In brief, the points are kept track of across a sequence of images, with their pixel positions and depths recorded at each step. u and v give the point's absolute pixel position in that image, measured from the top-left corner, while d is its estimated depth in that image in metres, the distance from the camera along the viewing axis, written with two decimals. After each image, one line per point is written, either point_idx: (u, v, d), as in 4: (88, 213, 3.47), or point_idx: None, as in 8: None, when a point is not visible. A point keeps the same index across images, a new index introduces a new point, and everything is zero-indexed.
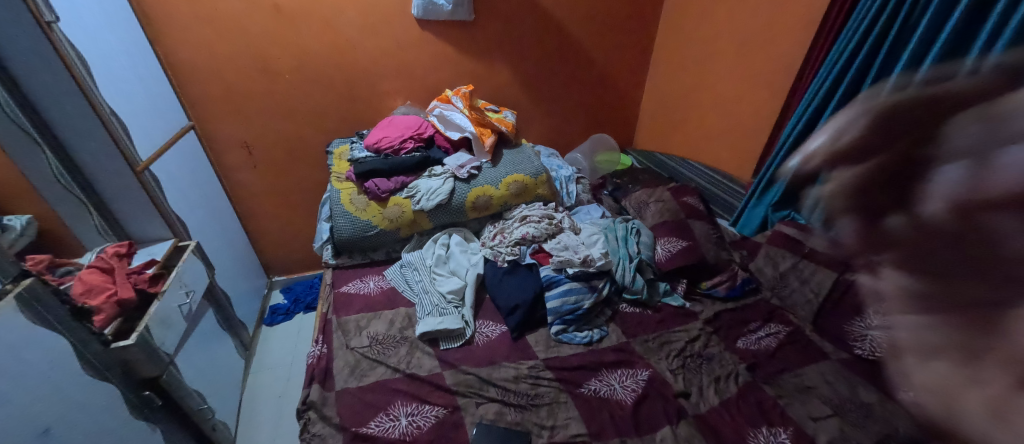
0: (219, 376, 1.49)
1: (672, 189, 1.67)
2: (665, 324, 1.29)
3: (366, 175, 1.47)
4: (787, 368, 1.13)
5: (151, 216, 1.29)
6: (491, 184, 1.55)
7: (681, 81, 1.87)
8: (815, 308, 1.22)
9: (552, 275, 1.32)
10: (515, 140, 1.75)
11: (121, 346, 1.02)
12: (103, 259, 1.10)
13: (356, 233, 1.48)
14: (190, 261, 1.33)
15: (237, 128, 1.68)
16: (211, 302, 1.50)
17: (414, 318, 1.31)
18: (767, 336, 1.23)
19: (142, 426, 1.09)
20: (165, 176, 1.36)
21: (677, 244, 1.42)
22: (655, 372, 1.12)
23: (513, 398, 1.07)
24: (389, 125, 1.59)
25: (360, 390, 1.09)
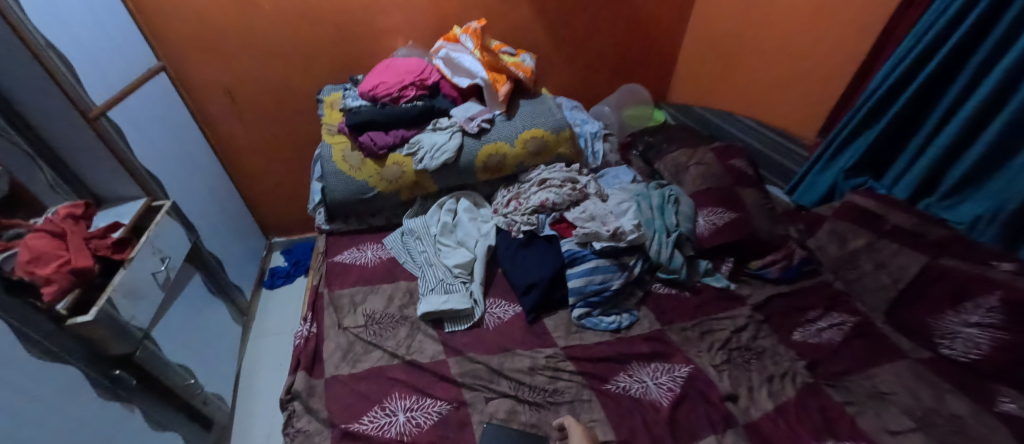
0: (212, 346, 1.39)
1: (717, 149, 1.43)
2: (705, 310, 1.11)
3: (361, 127, 1.27)
4: (854, 369, 0.95)
5: (115, 170, 1.13)
6: (506, 141, 1.33)
7: (735, 19, 1.57)
8: (892, 297, 1.03)
9: (576, 249, 1.14)
10: (534, 89, 1.51)
11: (78, 323, 0.88)
12: (55, 222, 0.94)
13: (350, 195, 1.30)
14: (164, 224, 1.17)
15: (218, 71, 1.48)
16: (199, 268, 1.37)
17: (416, 295, 1.16)
18: (829, 327, 1.04)
19: (116, 408, 0.97)
20: (130, 124, 1.18)
21: (723, 216, 1.20)
22: (697, 369, 0.95)
23: (528, 394, 0.92)
24: (387, 69, 1.36)
25: (352, 379, 0.95)
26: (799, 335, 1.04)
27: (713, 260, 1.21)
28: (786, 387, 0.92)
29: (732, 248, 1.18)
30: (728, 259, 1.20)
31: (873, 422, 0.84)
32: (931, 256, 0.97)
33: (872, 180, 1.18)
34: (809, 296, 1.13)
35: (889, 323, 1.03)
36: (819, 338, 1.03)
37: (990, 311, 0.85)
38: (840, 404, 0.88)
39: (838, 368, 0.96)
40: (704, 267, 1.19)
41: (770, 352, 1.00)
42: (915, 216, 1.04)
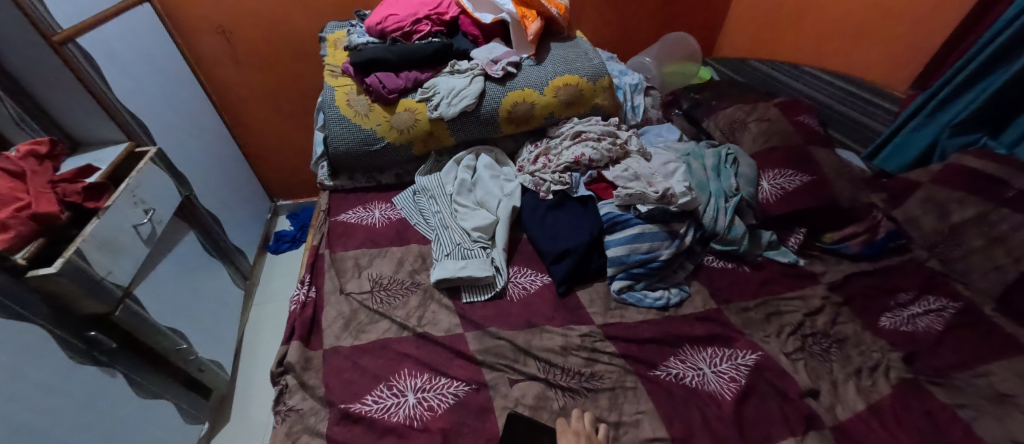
0: (209, 310, 1.27)
1: (780, 104, 1.22)
2: (769, 287, 0.94)
3: (367, 66, 1.10)
4: (963, 364, 0.78)
5: (90, 106, 0.98)
6: (534, 88, 1.15)
7: None
8: (1009, 279, 0.84)
9: (616, 213, 0.97)
10: (568, 31, 1.30)
11: (40, 276, 0.75)
12: (16, 160, 0.81)
13: (356, 146, 1.14)
14: (147, 171, 1.03)
15: (210, 4, 1.31)
16: (193, 225, 1.25)
17: (429, 260, 1.01)
18: (924, 313, 0.87)
19: (91, 372, 0.86)
20: (107, 57, 1.03)
21: (794, 179, 1.01)
22: (765, 356, 0.79)
23: (561, 378, 0.77)
24: (398, 1, 1.18)
25: (354, 352, 0.81)
26: (888, 322, 0.87)
27: (778, 230, 1.02)
28: (877, 383, 0.76)
29: (803, 217, 0.99)
30: (798, 231, 1.01)
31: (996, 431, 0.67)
32: None
33: (987, 137, 0.95)
34: (896, 276, 0.95)
35: (1003, 310, 0.85)
36: (913, 326, 0.85)
37: None
38: (949, 407, 0.71)
39: (942, 362, 0.79)
40: (767, 238, 1.00)
41: (853, 340, 0.83)
42: None
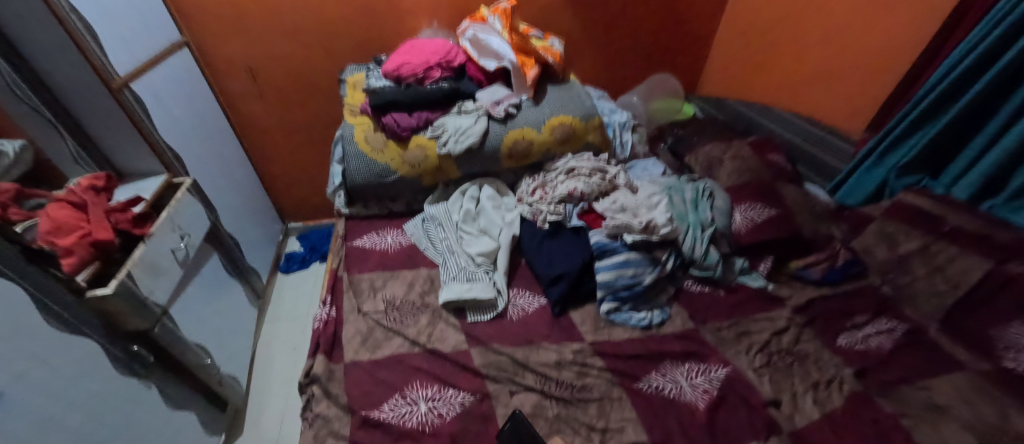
0: (228, 327, 1.37)
1: (753, 143, 1.36)
2: (742, 309, 1.05)
3: (383, 108, 1.23)
4: (908, 379, 0.89)
5: (137, 143, 1.10)
6: (532, 127, 1.28)
7: (773, 8, 1.50)
8: (948, 304, 0.96)
9: (605, 242, 1.08)
10: (563, 75, 1.45)
11: (98, 296, 0.86)
12: (75, 193, 0.91)
13: (371, 178, 1.26)
14: (184, 201, 1.15)
15: (241, 49, 1.45)
16: (217, 248, 1.36)
17: (437, 282, 1.12)
18: (876, 334, 0.99)
19: (131, 381, 0.95)
20: (153, 99, 1.16)
21: (763, 212, 1.13)
22: (735, 371, 0.90)
23: (555, 389, 0.88)
24: (412, 49, 1.32)
25: (372, 365, 0.91)
26: (845, 340, 0.98)
27: (750, 258, 1.15)
28: (832, 395, 0.87)
29: (771, 246, 1.11)
30: (767, 258, 1.13)
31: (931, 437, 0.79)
32: (998, 262, 0.90)
33: (928, 178, 1.09)
34: (853, 299, 1.06)
35: (944, 331, 0.97)
36: (866, 345, 0.97)
37: None
38: (892, 416, 0.83)
39: (890, 377, 0.90)
40: (740, 265, 1.13)
41: (813, 357, 0.94)
42: (980, 218, 0.96)
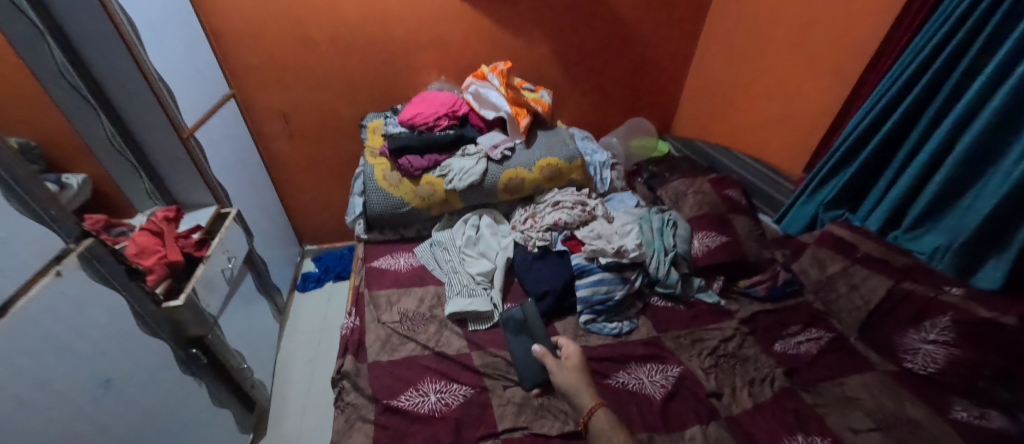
0: (258, 338, 1.56)
1: (713, 180, 1.59)
2: (697, 320, 1.27)
3: (400, 151, 1.47)
4: (827, 377, 1.10)
5: (197, 181, 1.33)
6: (524, 167, 1.52)
7: (728, 66, 1.79)
8: (863, 316, 1.18)
9: (584, 264, 1.30)
10: (551, 121, 1.71)
11: (170, 307, 1.04)
12: (154, 222, 1.14)
13: (388, 209, 1.49)
14: (231, 228, 1.37)
15: (278, 98, 1.72)
16: (251, 268, 1.57)
17: (443, 297, 1.33)
18: (807, 340, 1.19)
19: (189, 380, 1.13)
20: (209, 142, 1.40)
21: (716, 240, 1.36)
22: (686, 370, 1.11)
23: (540, 384, 1.08)
24: (424, 100, 1.59)
25: (391, 364, 1.12)
26: (780, 346, 1.19)
27: (706, 277, 1.37)
28: (764, 389, 1.07)
29: (722, 268, 1.34)
30: (720, 277, 1.36)
31: (838, 421, 0.99)
32: (896, 280, 1.12)
33: (848, 213, 1.32)
34: (790, 313, 1.28)
35: (861, 339, 1.18)
36: (797, 350, 1.18)
37: (945, 330, 1.01)
38: (810, 406, 1.03)
39: (814, 375, 1.11)
40: (697, 284, 1.34)
41: (752, 360, 1.15)
42: (886, 245, 1.19)
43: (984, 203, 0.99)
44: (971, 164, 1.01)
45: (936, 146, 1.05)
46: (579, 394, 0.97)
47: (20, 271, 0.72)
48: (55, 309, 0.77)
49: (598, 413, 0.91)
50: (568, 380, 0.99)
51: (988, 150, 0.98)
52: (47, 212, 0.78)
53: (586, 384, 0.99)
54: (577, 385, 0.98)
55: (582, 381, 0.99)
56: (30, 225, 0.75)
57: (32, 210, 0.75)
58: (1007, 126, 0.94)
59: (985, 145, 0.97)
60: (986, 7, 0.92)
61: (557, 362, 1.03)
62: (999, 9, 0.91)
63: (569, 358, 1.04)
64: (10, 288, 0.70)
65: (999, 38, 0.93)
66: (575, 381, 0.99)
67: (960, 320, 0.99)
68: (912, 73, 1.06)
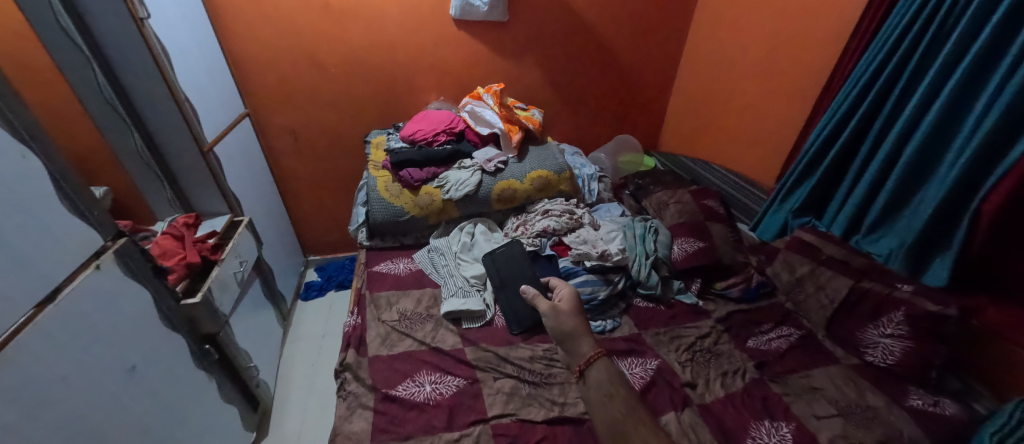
0: (264, 340, 1.62)
1: (694, 190, 1.69)
2: (676, 319, 1.36)
3: (401, 164, 1.59)
4: (795, 369, 1.18)
5: (213, 191, 1.44)
6: (516, 178, 1.64)
7: (706, 87, 1.94)
8: (829, 314, 1.26)
9: (571, 266, 1.41)
10: (542, 137, 1.84)
11: (188, 304, 1.14)
12: (175, 227, 1.24)
13: (389, 217, 1.60)
14: (244, 235, 1.46)
15: (289, 116, 1.86)
16: (259, 274, 1.65)
17: (439, 299, 1.42)
18: (777, 337, 1.28)
19: (204, 375, 1.20)
20: (226, 156, 1.52)
21: (693, 244, 1.47)
22: (664, 363, 1.20)
23: (528, 375, 1.16)
24: (424, 118, 1.74)
25: (390, 358, 1.20)
26: (753, 342, 1.27)
27: (685, 280, 1.47)
28: (736, 380, 1.16)
29: (700, 271, 1.44)
30: (697, 280, 1.46)
31: (804, 409, 1.06)
32: (856, 279, 1.22)
33: (815, 220, 1.43)
34: (763, 312, 1.37)
35: (828, 335, 1.26)
36: (768, 345, 1.26)
37: (900, 324, 1.10)
38: (779, 394, 1.10)
39: (783, 368, 1.19)
40: (677, 286, 1.44)
41: (727, 355, 1.24)
42: (846, 248, 1.30)
43: (928, 206, 1.11)
44: (915, 171, 1.13)
45: (885, 156, 1.17)
46: (574, 340, 1.05)
47: (68, 263, 0.82)
48: (93, 298, 0.87)
49: (597, 362, 0.98)
50: (567, 322, 1.09)
51: (928, 159, 1.11)
52: (90, 212, 0.87)
53: (582, 331, 1.07)
54: (569, 327, 1.08)
55: (578, 327, 1.07)
56: (76, 222, 0.84)
57: (80, 209, 0.85)
58: (941, 137, 1.07)
59: (925, 154, 1.10)
60: (915, 34, 1.06)
61: (555, 308, 1.12)
62: (925, 36, 1.05)
63: (566, 306, 1.13)
64: (59, 277, 0.80)
65: (928, 61, 1.07)
66: (573, 328, 1.07)
67: (911, 314, 1.08)
68: (859, 92, 1.19)
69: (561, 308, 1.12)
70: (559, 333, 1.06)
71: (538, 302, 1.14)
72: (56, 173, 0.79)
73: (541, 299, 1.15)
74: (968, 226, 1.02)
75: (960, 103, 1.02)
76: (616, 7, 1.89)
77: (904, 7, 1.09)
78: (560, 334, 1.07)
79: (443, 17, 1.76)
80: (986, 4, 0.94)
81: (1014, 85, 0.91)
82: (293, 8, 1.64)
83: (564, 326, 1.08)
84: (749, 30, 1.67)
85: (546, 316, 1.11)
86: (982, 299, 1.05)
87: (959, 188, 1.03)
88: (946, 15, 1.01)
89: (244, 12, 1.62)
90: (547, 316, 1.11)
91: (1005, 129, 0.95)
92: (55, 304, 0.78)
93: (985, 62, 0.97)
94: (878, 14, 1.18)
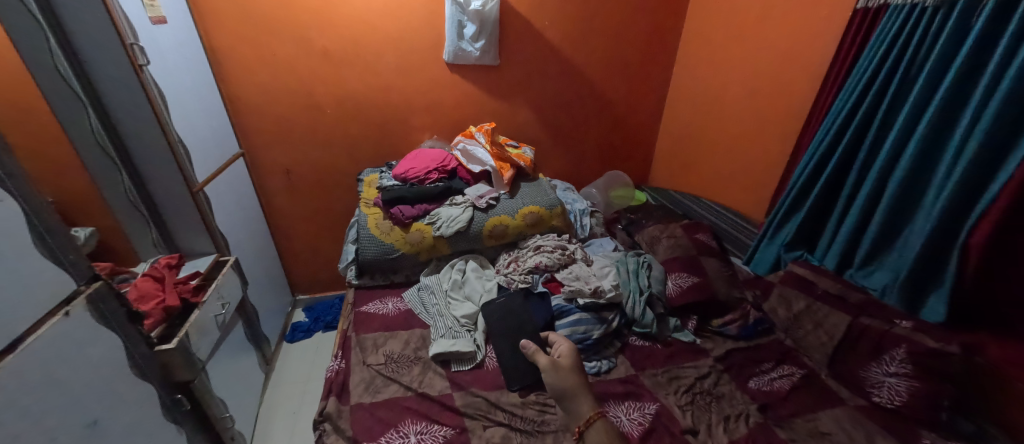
0: (243, 387, 1.53)
1: (685, 225, 1.69)
2: (674, 359, 1.32)
3: (392, 201, 1.59)
4: (800, 412, 1.12)
5: (201, 231, 1.41)
6: (508, 214, 1.63)
7: (693, 124, 1.99)
8: (829, 352, 1.21)
9: (563, 304, 1.37)
10: (533, 174, 1.86)
11: (163, 350, 1.08)
12: (156, 269, 1.20)
13: (378, 255, 1.57)
14: (229, 275, 1.41)
15: (283, 157, 1.88)
16: (243, 316, 1.58)
17: (428, 340, 1.37)
18: (779, 377, 1.22)
19: (172, 428, 1.12)
20: (216, 196, 1.51)
21: (687, 280, 1.45)
22: (662, 407, 1.15)
23: (520, 423, 1.10)
24: (417, 157, 1.75)
25: (373, 406, 1.14)
26: (754, 383, 1.22)
27: (681, 317, 1.43)
28: (739, 426, 1.10)
29: (695, 307, 1.42)
30: (693, 317, 1.42)
31: None
32: (854, 316, 1.18)
33: (806, 253, 1.42)
34: (763, 350, 1.32)
35: (832, 375, 1.21)
36: (770, 386, 1.20)
37: (903, 362, 1.05)
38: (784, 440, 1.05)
39: (787, 411, 1.13)
40: (673, 323, 1.41)
41: (728, 397, 1.19)
42: (841, 283, 1.27)
43: (917, 240, 1.10)
44: (901, 203, 1.14)
45: (869, 190, 1.19)
46: (576, 399, 1.01)
47: (34, 310, 0.78)
48: (62, 347, 0.82)
49: (595, 424, 0.95)
50: (568, 378, 1.05)
51: (912, 193, 1.12)
52: (66, 256, 0.84)
53: (582, 389, 1.03)
54: (571, 382, 1.04)
55: (578, 385, 1.03)
56: (51, 267, 0.81)
57: (54, 254, 0.82)
58: (921, 172, 1.10)
59: (908, 188, 1.12)
60: (885, 75, 1.12)
61: (554, 363, 1.08)
62: (895, 77, 1.10)
63: (565, 361, 1.09)
64: (23, 326, 0.76)
65: (901, 99, 1.11)
66: (572, 385, 1.03)
67: (913, 352, 1.04)
68: (839, 127, 1.23)
69: (563, 362, 1.08)
70: (558, 391, 1.02)
71: (536, 357, 1.10)
72: (34, 218, 0.77)
73: (540, 353, 1.12)
74: (958, 259, 1.02)
75: (936, 138, 1.05)
76: (604, 51, 1.96)
77: (872, 51, 1.15)
78: (560, 393, 1.02)
79: (438, 61, 1.81)
80: (950, 46, 1.00)
81: (985, 121, 0.94)
82: (291, 54, 1.69)
83: (565, 383, 1.04)
84: (732, 72, 1.72)
85: (546, 372, 1.06)
86: (983, 335, 1.02)
87: (946, 222, 1.04)
88: (913, 57, 1.07)
89: (243, 57, 1.66)
90: (546, 372, 1.06)
91: (983, 163, 0.97)
92: (14, 356, 0.73)
93: (954, 100, 1.01)
94: (849, 56, 1.24)
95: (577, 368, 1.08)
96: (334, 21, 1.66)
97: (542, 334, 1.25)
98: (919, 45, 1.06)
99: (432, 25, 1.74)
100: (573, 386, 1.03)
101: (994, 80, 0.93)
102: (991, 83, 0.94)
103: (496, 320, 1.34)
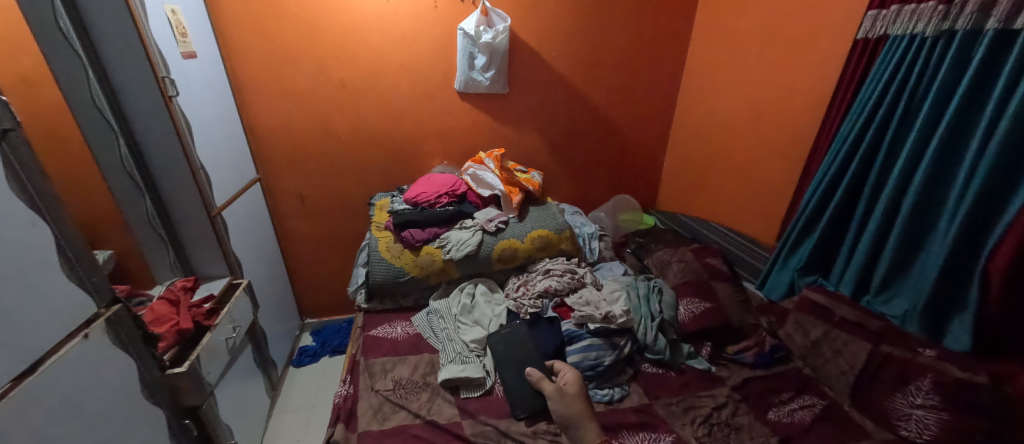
0: (249, 412, 1.51)
1: (695, 249, 1.68)
2: (688, 387, 1.28)
3: (403, 225, 1.61)
4: None
5: (216, 255, 1.42)
6: (516, 238, 1.63)
7: (700, 149, 2.00)
8: (851, 381, 1.16)
9: (573, 330, 1.36)
10: (542, 198, 1.87)
11: (174, 373, 1.07)
12: (172, 291, 1.22)
13: (389, 278, 1.57)
14: (241, 298, 1.42)
15: (298, 182, 1.92)
16: (252, 339, 1.58)
17: (436, 365, 1.36)
18: (800, 408, 1.17)
19: None
20: (232, 220, 1.55)
21: (699, 305, 1.42)
22: (679, 438, 1.11)
23: None
24: (428, 181, 1.79)
25: (380, 434, 1.12)
26: (774, 414, 1.18)
27: (694, 343, 1.40)
28: None
29: (709, 334, 1.38)
30: (707, 343, 1.39)
31: None
32: (874, 344, 1.14)
33: (820, 278, 1.39)
34: (781, 379, 1.28)
35: (855, 406, 1.15)
36: (791, 417, 1.16)
37: (930, 393, 1.00)
38: None
39: None
40: (686, 350, 1.38)
41: (746, 428, 1.15)
42: (859, 310, 1.24)
43: (934, 264, 1.09)
44: (915, 228, 1.12)
45: (881, 215, 1.17)
46: (581, 426, 1.05)
47: (56, 333, 0.79)
48: (79, 369, 0.83)
49: None
50: (574, 405, 1.08)
51: (923, 219, 1.11)
52: (89, 278, 0.86)
53: (587, 417, 1.07)
54: (577, 410, 1.07)
55: (583, 413, 1.07)
56: (74, 289, 0.82)
57: (78, 275, 0.83)
58: (934, 196, 1.09)
59: (920, 213, 1.11)
60: (889, 103, 1.12)
61: (559, 391, 1.12)
62: (899, 104, 1.11)
63: (571, 388, 1.12)
64: (45, 347, 0.76)
65: (907, 125, 1.12)
66: (577, 412, 1.07)
67: (940, 382, 0.99)
68: (846, 152, 1.22)
69: (569, 390, 1.11)
70: (565, 419, 1.07)
71: (542, 385, 1.15)
72: (62, 241, 0.80)
73: (545, 381, 1.16)
74: (980, 285, 0.99)
75: (946, 163, 1.05)
76: (611, 79, 2.01)
77: (875, 78, 1.16)
78: (565, 420, 1.07)
79: (449, 90, 1.87)
80: (952, 74, 1.01)
81: (993, 147, 0.94)
82: (308, 83, 1.75)
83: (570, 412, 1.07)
84: (737, 97, 1.75)
85: (551, 399, 1.11)
86: (1012, 364, 0.97)
87: (962, 247, 1.02)
88: (916, 85, 1.08)
89: (263, 88, 1.73)
90: (553, 400, 1.10)
91: (995, 188, 0.96)
92: (33, 377, 0.73)
93: (960, 126, 1.01)
94: (851, 85, 1.25)
95: (581, 397, 1.11)
96: (351, 52, 1.73)
97: (548, 362, 1.25)
98: (921, 73, 1.07)
99: (444, 56, 1.80)
100: (579, 416, 1.07)
101: (999, 107, 0.94)
102: (996, 111, 0.94)
103: (498, 352, 1.31)
